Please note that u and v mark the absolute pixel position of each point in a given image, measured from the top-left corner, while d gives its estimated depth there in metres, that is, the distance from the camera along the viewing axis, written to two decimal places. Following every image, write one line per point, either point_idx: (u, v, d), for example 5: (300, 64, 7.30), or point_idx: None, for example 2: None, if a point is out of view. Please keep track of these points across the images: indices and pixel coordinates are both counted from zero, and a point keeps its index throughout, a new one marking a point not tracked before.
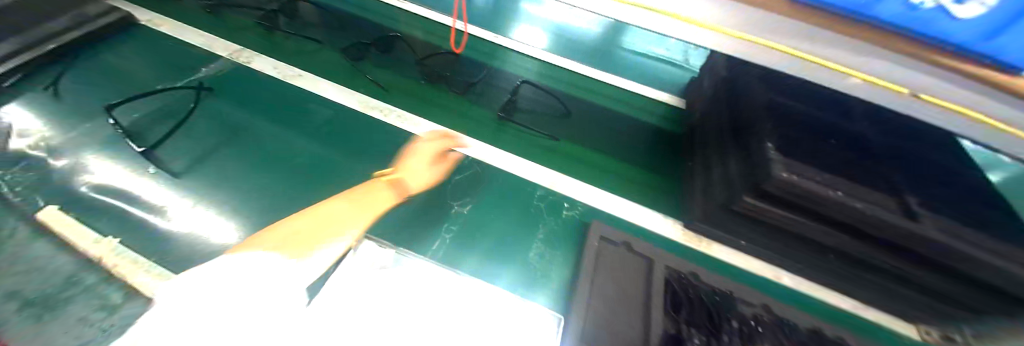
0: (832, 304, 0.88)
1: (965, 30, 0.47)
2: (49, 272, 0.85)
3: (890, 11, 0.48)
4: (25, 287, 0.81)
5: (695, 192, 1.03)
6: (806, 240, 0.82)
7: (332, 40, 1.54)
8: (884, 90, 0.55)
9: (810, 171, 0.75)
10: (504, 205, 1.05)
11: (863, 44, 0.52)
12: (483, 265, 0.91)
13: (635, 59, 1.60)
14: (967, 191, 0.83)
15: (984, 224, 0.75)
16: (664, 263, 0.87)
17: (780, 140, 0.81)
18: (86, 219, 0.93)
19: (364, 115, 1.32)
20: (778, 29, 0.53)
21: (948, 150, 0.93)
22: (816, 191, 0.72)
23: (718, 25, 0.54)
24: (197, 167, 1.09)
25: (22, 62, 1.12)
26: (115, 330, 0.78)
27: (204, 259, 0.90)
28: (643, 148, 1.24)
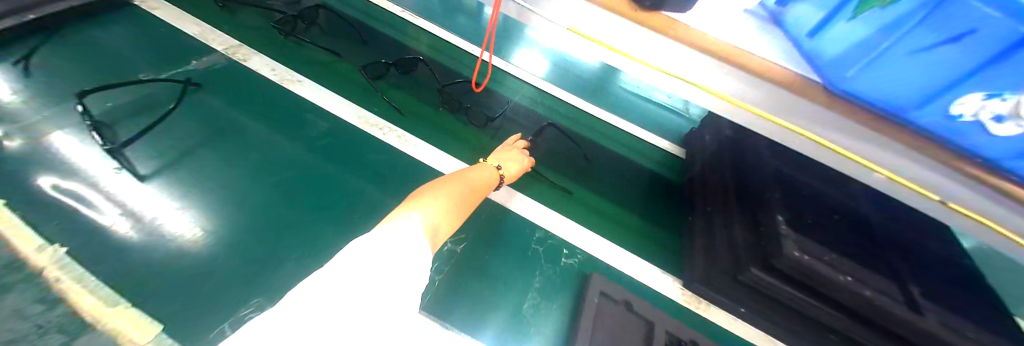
0: None
1: (998, 148, 0.53)
2: None
3: (928, 119, 0.56)
4: None
5: (695, 251, 1.08)
6: (800, 312, 0.89)
7: (351, 54, 1.49)
8: (915, 194, 0.58)
9: (821, 250, 0.81)
10: (512, 246, 1.04)
11: (900, 147, 0.56)
12: (475, 313, 0.89)
13: (638, 103, 1.66)
14: (949, 277, 0.91)
15: (966, 312, 0.83)
16: (664, 328, 0.91)
17: (793, 216, 0.88)
18: (33, 218, 0.85)
19: (363, 130, 1.25)
20: (822, 118, 0.56)
21: (931, 234, 1.02)
22: (825, 272, 0.78)
23: (752, 104, 0.58)
24: (170, 172, 1.00)
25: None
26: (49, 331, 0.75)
27: (154, 276, 0.83)
28: (642, 198, 1.29)
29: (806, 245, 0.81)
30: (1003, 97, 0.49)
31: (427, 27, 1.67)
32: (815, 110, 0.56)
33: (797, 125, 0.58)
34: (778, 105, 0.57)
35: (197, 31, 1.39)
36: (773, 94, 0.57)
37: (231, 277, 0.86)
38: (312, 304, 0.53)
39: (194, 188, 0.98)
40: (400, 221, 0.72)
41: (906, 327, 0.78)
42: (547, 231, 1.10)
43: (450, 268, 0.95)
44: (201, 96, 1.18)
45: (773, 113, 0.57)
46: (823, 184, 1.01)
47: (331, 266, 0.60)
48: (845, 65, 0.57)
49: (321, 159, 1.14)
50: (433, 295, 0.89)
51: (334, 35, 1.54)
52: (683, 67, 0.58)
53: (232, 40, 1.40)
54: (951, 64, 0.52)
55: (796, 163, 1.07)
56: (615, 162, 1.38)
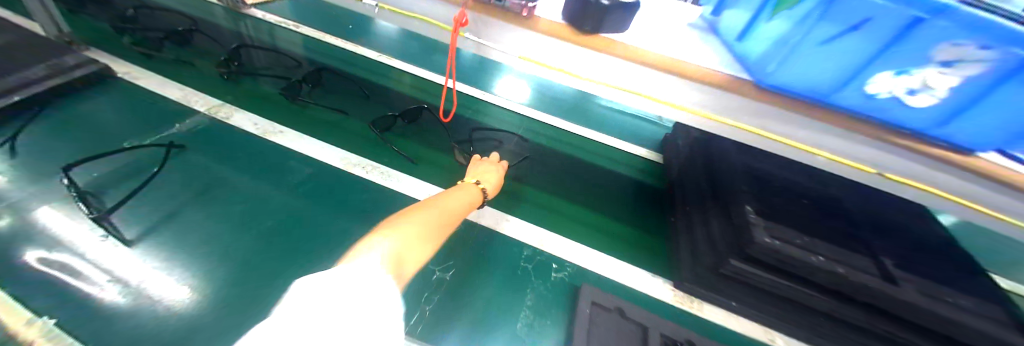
0: None
1: (918, 119, 0.62)
2: None
3: (853, 100, 0.63)
4: None
5: (680, 251, 1.11)
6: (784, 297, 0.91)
7: (356, 110, 1.53)
8: (854, 169, 0.68)
9: (788, 234, 0.86)
10: (502, 266, 1.06)
11: (840, 128, 0.62)
12: (469, 337, 0.89)
13: (614, 116, 1.74)
14: (921, 246, 0.95)
15: (940, 277, 0.86)
16: (659, 331, 0.91)
17: (760, 204, 0.93)
18: (23, 297, 0.83)
19: (346, 171, 1.28)
20: (761, 112, 0.63)
21: (898, 208, 1.07)
22: (795, 254, 0.82)
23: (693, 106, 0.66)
24: (157, 232, 1.00)
25: None
26: None
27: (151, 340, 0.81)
28: (625, 205, 1.33)
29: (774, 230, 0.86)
30: (909, 73, 0.58)
31: (405, 69, 1.77)
32: (751, 106, 0.63)
33: (737, 121, 0.65)
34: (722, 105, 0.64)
35: (179, 95, 1.45)
36: (715, 97, 0.63)
37: (213, 334, 0.84)
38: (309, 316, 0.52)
39: (183, 248, 0.99)
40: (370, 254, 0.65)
41: (889, 300, 0.80)
42: (536, 248, 1.12)
43: (440, 295, 0.95)
44: (185, 156, 1.21)
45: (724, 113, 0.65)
46: (788, 174, 1.08)
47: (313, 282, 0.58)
48: (766, 62, 0.63)
49: (308, 203, 1.17)
50: (424, 324, 0.89)
51: (338, 94, 1.59)
52: (622, 78, 0.66)
53: (216, 100, 1.46)
54: (853, 48, 0.60)
55: (762, 156, 1.13)
56: (595, 174, 1.43)
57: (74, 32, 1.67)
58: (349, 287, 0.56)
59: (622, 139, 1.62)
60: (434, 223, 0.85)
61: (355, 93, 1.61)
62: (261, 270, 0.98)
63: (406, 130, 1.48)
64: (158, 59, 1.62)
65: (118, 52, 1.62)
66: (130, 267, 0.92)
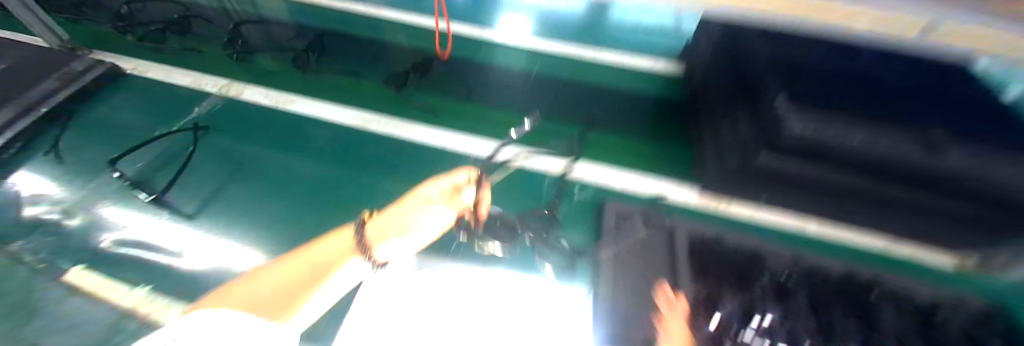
0: (840, 240, 1.04)
1: None
2: (89, 323, 0.81)
3: None
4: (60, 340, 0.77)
5: (708, 157, 1.10)
6: (819, 184, 0.89)
7: (366, 71, 1.51)
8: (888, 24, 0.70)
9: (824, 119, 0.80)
10: (529, 195, 1.09)
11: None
12: (508, 251, 0.94)
13: (624, 32, 1.64)
14: (968, 105, 0.89)
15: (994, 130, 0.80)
16: (686, 230, 0.95)
17: (792, 91, 0.86)
18: (112, 272, 0.91)
19: (363, 128, 1.31)
20: None
21: (940, 71, 0.99)
22: (829, 137, 0.77)
23: None
24: (207, 208, 1.07)
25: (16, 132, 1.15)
26: None
27: None
28: (643, 121, 1.31)
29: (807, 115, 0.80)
30: None
31: (397, 18, 1.71)
32: None
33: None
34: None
35: (190, 81, 1.48)
36: None
37: None
38: None
39: (232, 215, 1.06)
40: None
41: (934, 170, 0.75)
42: (556, 175, 1.14)
43: None
44: (212, 137, 1.27)
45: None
46: (816, 58, 1.00)
47: None
48: None
49: (333, 162, 1.21)
50: (464, 248, 0.94)
51: (343, 58, 1.56)
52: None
53: (224, 79, 1.48)
54: None
55: (788, 43, 1.04)
56: (609, 95, 1.39)
57: (76, 38, 1.68)
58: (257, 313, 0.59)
59: (634, 56, 1.54)
60: (294, 292, 0.66)
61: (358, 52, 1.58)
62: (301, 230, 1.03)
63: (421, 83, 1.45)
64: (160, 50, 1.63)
65: (121, 50, 1.64)
66: (188, 237, 0.99)
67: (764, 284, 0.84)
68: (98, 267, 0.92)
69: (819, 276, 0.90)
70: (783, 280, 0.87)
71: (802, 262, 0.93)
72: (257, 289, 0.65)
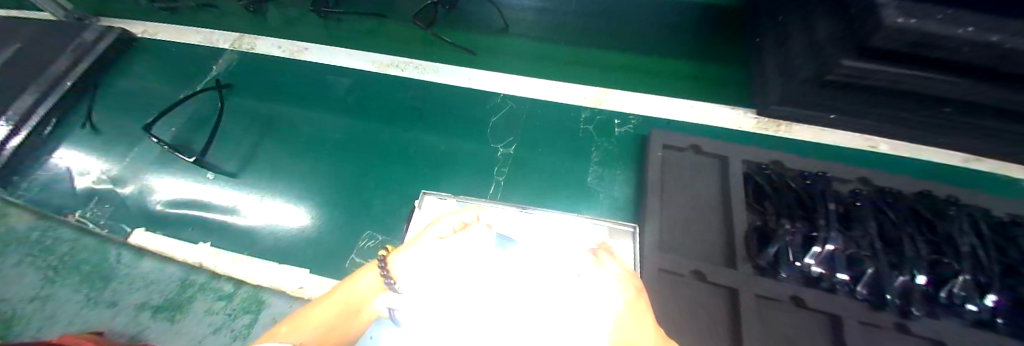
0: (909, 156, 0.97)
1: None
2: (159, 282, 0.87)
3: None
4: (127, 298, 0.84)
5: (770, 73, 0.99)
6: (904, 93, 0.79)
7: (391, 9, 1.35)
8: None
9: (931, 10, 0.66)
10: (565, 133, 1.03)
11: None
12: (547, 191, 0.94)
13: None
14: None
15: None
16: (740, 158, 0.89)
17: None
18: (172, 232, 0.96)
19: (384, 73, 1.24)
20: None
21: None
22: (937, 32, 0.64)
23: None
24: (248, 165, 1.08)
25: (48, 107, 1.15)
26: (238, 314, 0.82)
27: (285, 244, 0.92)
28: (688, 38, 1.17)
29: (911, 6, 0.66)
30: None
31: None
32: None
33: None
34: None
35: (201, 39, 1.42)
36: None
37: (326, 236, 0.92)
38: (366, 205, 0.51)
39: (274, 170, 1.07)
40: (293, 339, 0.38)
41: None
42: (594, 108, 1.06)
43: (508, 168, 0.98)
44: (236, 95, 1.25)
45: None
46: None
47: None
48: None
49: (360, 111, 1.18)
50: (502, 192, 0.94)
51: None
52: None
53: (233, 33, 1.41)
54: None
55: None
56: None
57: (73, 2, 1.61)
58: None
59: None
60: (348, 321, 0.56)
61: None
62: (337, 181, 1.03)
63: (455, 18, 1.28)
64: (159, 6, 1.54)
65: (120, 12, 1.56)
66: (236, 194, 1.02)
67: (829, 209, 0.77)
68: (159, 228, 0.97)
69: (889, 197, 0.86)
70: (850, 203, 0.82)
71: (870, 185, 0.89)
72: (307, 327, 0.52)
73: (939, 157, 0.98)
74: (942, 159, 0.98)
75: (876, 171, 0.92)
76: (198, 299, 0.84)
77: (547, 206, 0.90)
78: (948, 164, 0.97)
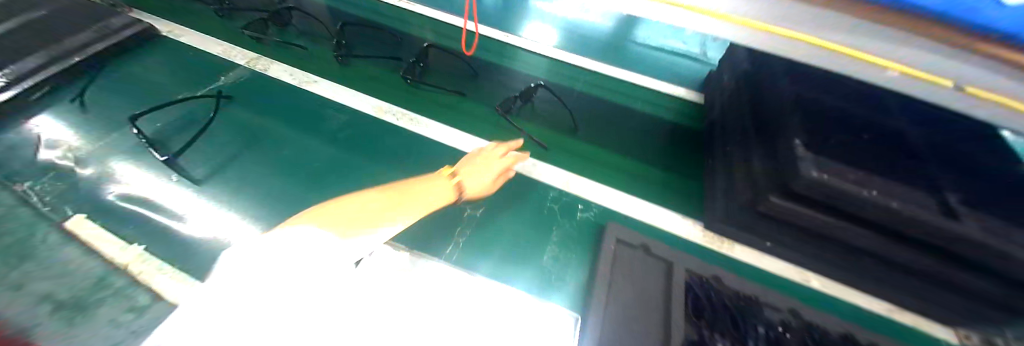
0: (862, 308, 0.94)
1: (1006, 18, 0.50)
2: (78, 276, 0.80)
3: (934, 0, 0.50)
4: (53, 288, 0.75)
5: (716, 194, 1.08)
6: (841, 241, 0.85)
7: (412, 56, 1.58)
8: (912, 80, 0.56)
9: (862, 179, 0.77)
10: (530, 207, 1.10)
11: (880, 28, 0.53)
12: (502, 268, 0.97)
13: (650, 57, 1.70)
14: (994, 176, 0.83)
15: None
16: (685, 266, 0.93)
17: (808, 137, 0.84)
18: (111, 225, 1.00)
19: (380, 118, 1.37)
20: (811, 23, 0.55)
21: (974, 141, 0.92)
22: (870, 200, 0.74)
23: (741, 16, 0.57)
24: (218, 175, 1.15)
25: (34, 83, 1.29)
26: (140, 327, 0.73)
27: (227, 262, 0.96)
28: (654, 146, 1.32)
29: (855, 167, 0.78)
30: None
31: (426, 14, 1.83)
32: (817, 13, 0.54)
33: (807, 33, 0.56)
34: (766, 13, 0.56)
35: (221, 50, 1.59)
36: (791, 10, 0.55)
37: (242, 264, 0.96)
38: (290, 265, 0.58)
39: (241, 183, 1.14)
40: (297, 232, 0.72)
41: (948, 238, 0.73)
42: (562, 190, 1.14)
43: (470, 230, 1.03)
44: (232, 107, 1.36)
45: (775, 23, 0.56)
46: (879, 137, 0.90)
47: None
48: None
49: (356, 148, 1.28)
50: (456, 251, 0.99)
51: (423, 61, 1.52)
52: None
53: (254, 54, 1.59)
54: None
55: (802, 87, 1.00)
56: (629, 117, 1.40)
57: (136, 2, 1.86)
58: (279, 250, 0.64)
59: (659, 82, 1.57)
60: (390, 205, 0.90)
61: (398, 46, 1.66)
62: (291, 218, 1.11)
63: (461, 76, 1.52)
64: (214, 18, 1.77)
65: (172, 14, 1.80)
66: (206, 198, 1.09)
67: (758, 334, 0.79)
68: (99, 217, 1.01)
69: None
70: (781, 331, 0.82)
71: (800, 319, 0.85)
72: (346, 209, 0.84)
73: (900, 316, 0.93)
74: (905, 320, 0.93)
75: (823, 309, 0.90)
76: (106, 304, 0.78)
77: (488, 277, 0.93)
78: (914, 328, 0.92)
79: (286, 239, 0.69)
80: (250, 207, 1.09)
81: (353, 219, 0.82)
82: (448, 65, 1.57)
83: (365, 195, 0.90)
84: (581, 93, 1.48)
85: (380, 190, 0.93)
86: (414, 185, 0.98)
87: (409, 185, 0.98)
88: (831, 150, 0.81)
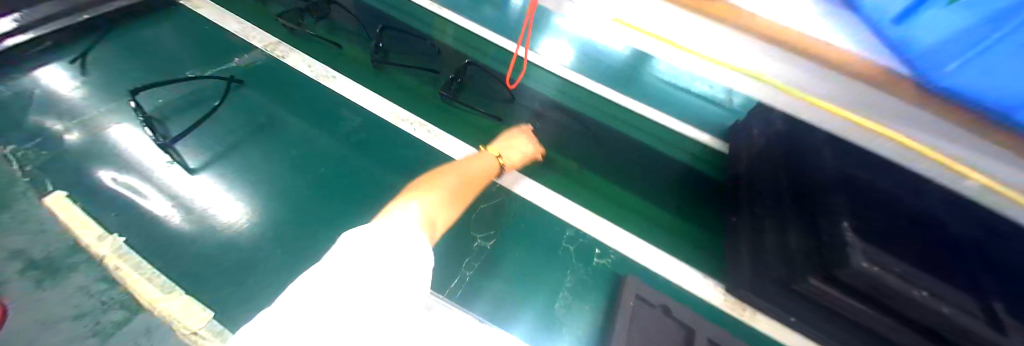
0: None
1: None
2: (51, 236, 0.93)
3: None
4: (30, 249, 0.91)
5: (740, 257, 1.04)
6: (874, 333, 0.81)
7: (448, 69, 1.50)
8: (964, 179, 0.50)
9: (905, 272, 0.73)
10: (543, 246, 1.04)
11: (933, 119, 0.47)
12: (510, 312, 0.91)
13: (673, 94, 1.54)
14: None
15: None
16: (705, 336, 0.89)
17: (856, 219, 0.79)
18: (97, 211, 0.93)
19: (395, 126, 1.30)
20: (863, 102, 0.48)
21: None
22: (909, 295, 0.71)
23: (786, 83, 0.51)
24: (216, 165, 1.07)
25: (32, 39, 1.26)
26: (111, 304, 0.89)
27: (222, 269, 0.90)
28: (678, 193, 1.25)
29: (901, 257, 0.74)
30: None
31: (446, 15, 1.70)
32: (871, 95, 0.48)
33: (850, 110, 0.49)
34: (838, 92, 0.49)
35: (238, 29, 1.52)
36: (848, 89, 0.48)
37: (236, 269, 0.90)
38: (312, 297, 0.52)
39: (239, 178, 1.06)
40: (398, 216, 0.68)
41: None
42: (580, 230, 1.08)
43: (480, 263, 0.98)
44: (242, 92, 1.29)
45: (845, 106, 0.49)
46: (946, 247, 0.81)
47: (326, 261, 0.58)
48: (942, 59, 0.47)
49: (371, 153, 1.21)
50: (463, 287, 0.93)
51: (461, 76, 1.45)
52: (705, 42, 0.52)
53: (271, 37, 1.51)
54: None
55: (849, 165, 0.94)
56: (654, 158, 1.33)
57: None
58: (383, 246, 0.59)
59: (684, 125, 1.43)
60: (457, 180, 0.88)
61: (436, 56, 1.55)
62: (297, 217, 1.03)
63: (485, 91, 1.45)
64: None
65: None
66: (206, 190, 1.02)
67: None
68: (82, 200, 0.95)
69: None
70: None
71: None
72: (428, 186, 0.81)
73: None
74: None
75: None
76: (78, 272, 0.91)
77: (494, 321, 0.87)
78: None
79: (373, 229, 0.62)
80: (251, 204, 1.01)
81: (434, 193, 0.79)
82: (485, 85, 1.47)
83: (432, 178, 0.84)
84: (606, 125, 1.39)
85: (435, 173, 0.87)
86: (467, 170, 0.93)
87: (460, 168, 0.92)
88: (877, 234, 0.77)
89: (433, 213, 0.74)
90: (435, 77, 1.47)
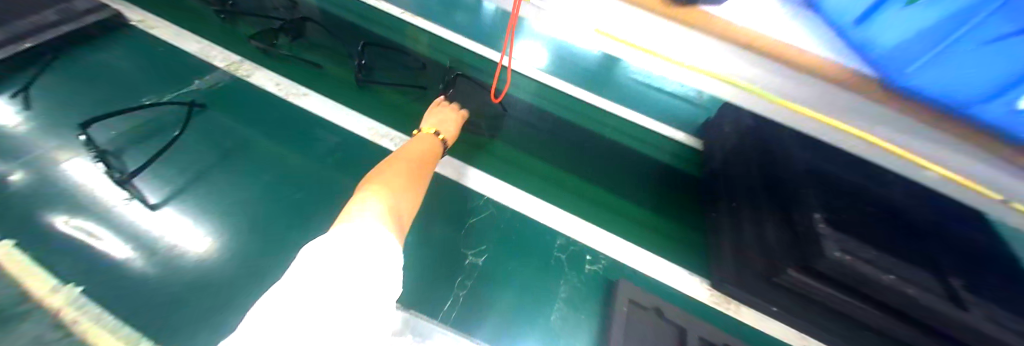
0: None
1: None
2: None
3: (993, 112, 0.47)
4: None
5: (723, 252, 1.07)
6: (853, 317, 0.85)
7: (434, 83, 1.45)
8: (937, 175, 0.52)
9: (873, 257, 0.77)
10: (534, 257, 1.04)
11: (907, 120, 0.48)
12: (507, 328, 0.90)
13: (648, 94, 1.56)
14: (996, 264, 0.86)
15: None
16: (698, 334, 0.91)
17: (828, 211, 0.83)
18: (51, 259, 0.85)
19: (373, 143, 1.26)
20: (839, 106, 0.49)
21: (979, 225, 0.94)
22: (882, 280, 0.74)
23: (765, 90, 0.50)
24: (181, 199, 1.01)
25: None
26: None
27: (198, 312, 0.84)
28: (659, 192, 1.28)
29: (869, 245, 0.78)
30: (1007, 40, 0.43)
31: (419, 23, 1.66)
32: (846, 100, 0.48)
33: (829, 116, 0.50)
34: (813, 98, 0.49)
35: (197, 48, 1.43)
36: (824, 94, 0.49)
37: (213, 309, 0.85)
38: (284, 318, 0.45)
39: (209, 211, 1.00)
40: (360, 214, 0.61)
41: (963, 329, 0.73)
42: (569, 238, 1.09)
43: (472, 281, 0.96)
44: (206, 117, 1.21)
45: (819, 110, 0.50)
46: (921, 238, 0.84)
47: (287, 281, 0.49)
48: (902, 59, 0.48)
49: (348, 168, 1.18)
50: (457, 308, 0.91)
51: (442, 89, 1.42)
52: (689, 52, 0.50)
53: (234, 55, 1.43)
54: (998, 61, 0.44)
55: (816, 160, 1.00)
56: (633, 158, 1.35)
57: None
58: (353, 248, 0.52)
59: (661, 124, 1.47)
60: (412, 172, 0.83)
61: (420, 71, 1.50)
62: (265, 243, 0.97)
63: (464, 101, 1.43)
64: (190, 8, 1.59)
65: None
66: (171, 225, 0.95)
67: None
68: (32, 247, 0.86)
69: None
70: None
71: None
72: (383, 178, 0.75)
73: None
74: None
75: None
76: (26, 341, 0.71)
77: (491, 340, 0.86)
78: None
79: (334, 229, 0.57)
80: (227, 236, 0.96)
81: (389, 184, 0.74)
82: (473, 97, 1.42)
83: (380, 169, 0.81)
84: (586, 128, 1.40)
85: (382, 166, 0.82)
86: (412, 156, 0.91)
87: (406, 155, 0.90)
88: (849, 224, 0.81)
89: (393, 195, 0.71)
90: (411, 89, 1.43)
